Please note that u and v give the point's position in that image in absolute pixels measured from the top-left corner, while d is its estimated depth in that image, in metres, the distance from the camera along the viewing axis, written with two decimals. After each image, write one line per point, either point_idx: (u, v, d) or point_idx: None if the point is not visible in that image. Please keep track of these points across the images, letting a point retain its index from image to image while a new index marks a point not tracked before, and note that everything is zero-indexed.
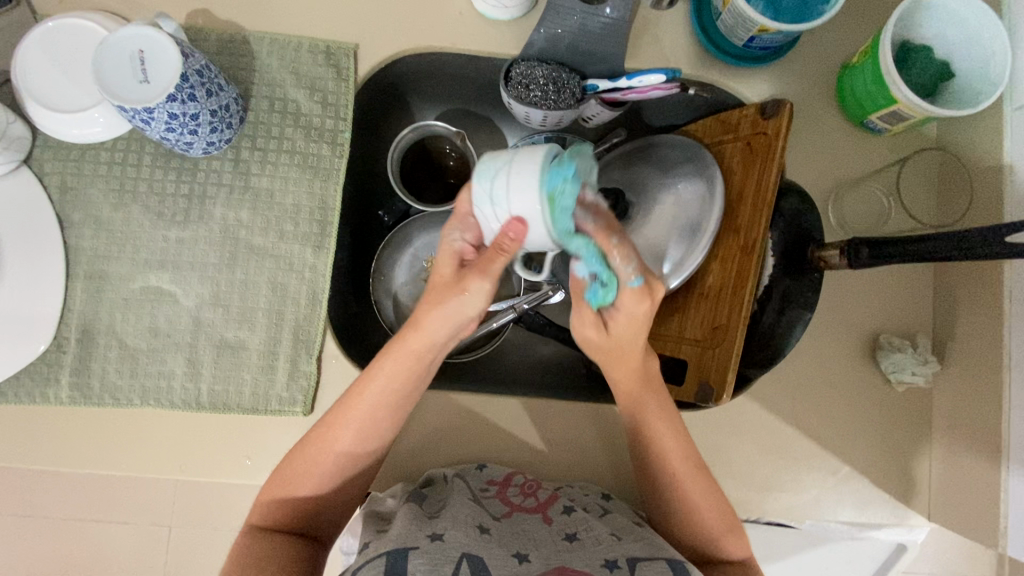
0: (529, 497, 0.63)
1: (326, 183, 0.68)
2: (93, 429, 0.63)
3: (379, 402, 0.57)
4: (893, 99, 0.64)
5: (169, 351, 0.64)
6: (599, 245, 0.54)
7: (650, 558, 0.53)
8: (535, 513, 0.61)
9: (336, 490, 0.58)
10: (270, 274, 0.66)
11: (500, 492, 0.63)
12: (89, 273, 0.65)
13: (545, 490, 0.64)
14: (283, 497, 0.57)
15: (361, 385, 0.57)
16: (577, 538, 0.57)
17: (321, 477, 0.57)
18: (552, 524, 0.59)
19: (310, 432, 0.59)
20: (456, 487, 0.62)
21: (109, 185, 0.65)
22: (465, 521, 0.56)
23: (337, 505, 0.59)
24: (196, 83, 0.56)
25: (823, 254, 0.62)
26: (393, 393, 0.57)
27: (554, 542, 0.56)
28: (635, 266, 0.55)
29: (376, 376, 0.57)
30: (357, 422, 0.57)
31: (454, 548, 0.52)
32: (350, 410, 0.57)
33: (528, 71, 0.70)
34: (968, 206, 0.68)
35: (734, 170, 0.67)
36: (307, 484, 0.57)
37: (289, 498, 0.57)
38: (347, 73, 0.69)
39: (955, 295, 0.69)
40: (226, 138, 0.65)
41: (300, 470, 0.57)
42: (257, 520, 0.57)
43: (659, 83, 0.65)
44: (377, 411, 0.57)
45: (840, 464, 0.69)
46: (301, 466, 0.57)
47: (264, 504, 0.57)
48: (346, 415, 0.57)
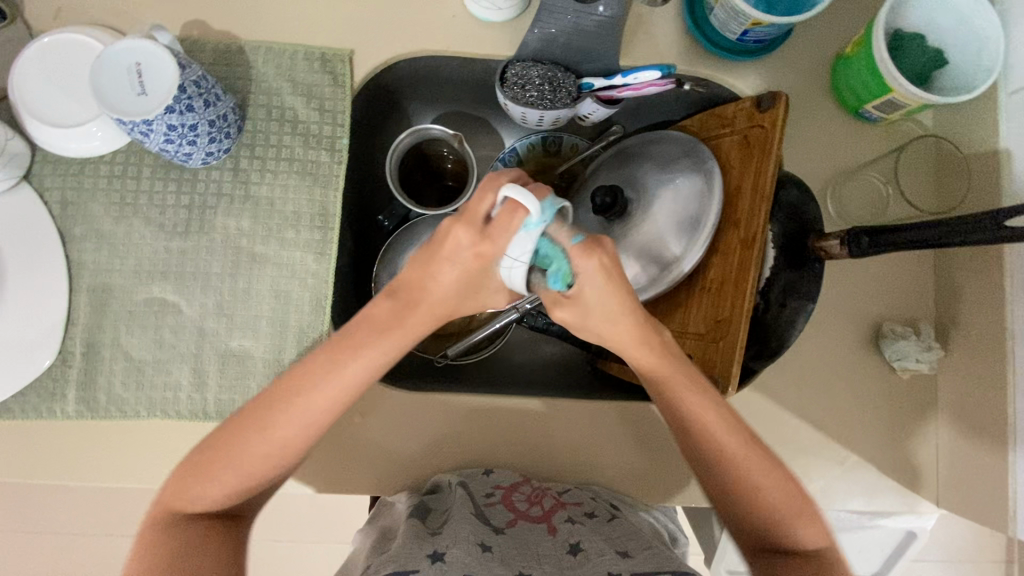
0: (535, 505, 0.64)
1: (326, 190, 0.68)
2: (102, 441, 0.63)
3: (322, 411, 0.51)
4: (888, 87, 0.65)
5: (175, 361, 0.64)
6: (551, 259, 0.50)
7: (654, 572, 0.53)
8: (539, 523, 0.62)
9: (263, 487, 0.53)
10: (272, 281, 0.66)
11: (504, 498, 0.64)
12: (93, 287, 0.65)
13: (550, 497, 0.65)
14: (197, 498, 0.50)
15: (307, 383, 0.50)
16: (581, 551, 0.57)
17: (256, 477, 0.51)
18: (556, 536, 0.60)
19: (228, 422, 0.51)
20: (460, 499, 0.62)
21: (110, 198, 0.65)
22: (466, 539, 0.56)
23: (269, 488, 0.54)
24: (194, 93, 0.57)
25: (823, 244, 0.62)
26: (368, 378, 0.52)
27: (559, 558, 0.57)
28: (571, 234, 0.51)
29: (362, 350, 0.51)
30: (325, 400, 0.50)
31: (455, 568, 0.52)
32: (288, 410, 0.50)
33: (524, 72, 0.70)
34: (965, 194, 0.68)
35: (732, 163, 0.69)
36: (232, 481, 0.51)
37: (203, 495, 0.50)
38: (344, 79, 0.69)
39: (956, 280, 0.69)
40: (225, 148, 0.66)
41: (221, 463, 0.50)
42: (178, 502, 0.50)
43: (654, 79, 0.65)
44: (324, 412, 0.51)
45: (848, 454, 0.70)
46: (223, 455, 0.50)
47: (167, 508, 0.50)
48: (317, 386, 0.50)
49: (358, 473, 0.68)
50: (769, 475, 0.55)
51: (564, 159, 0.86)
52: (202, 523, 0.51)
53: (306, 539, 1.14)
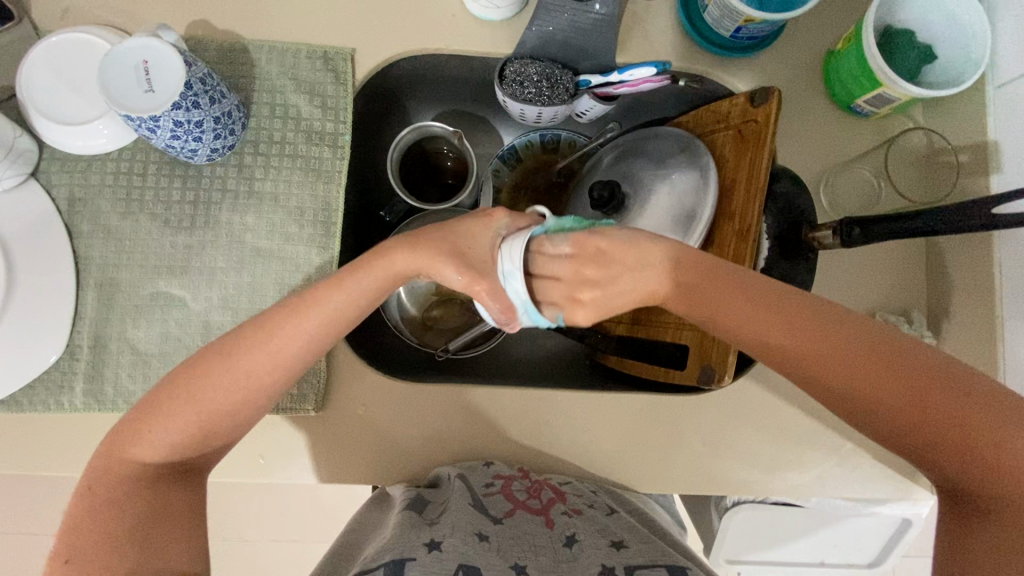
0: (534, 497, 0.64)
1: (328, 185, 0.69)
2: (110, 432, 0.64)
3: (272, 361, 0.52)
4: (878, 82, 0.66)
5: (181, 354, 0.65)
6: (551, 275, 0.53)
7: (650, 564, 0.56)
8: (538, 514, 0.63)
9: (218, 438, 0.54)
10: (276, 275, 0.67)
11: (504, 487, 0.64)
12: (101, 282, 0.66)
13: (547, 491, 0.65)
14: (149, 450, 0.51)
15: (269, 327, 0.51)
16: (577, 543, 0.59)
17: (207, 428, 0.52)
18: (553, 530, 0.61)
19: (176, 374, 0.52)
20: (459, 489, 0.62)
21: (116, 194, 0.67)
22: (464, 527, 0.58)
23: (227, 441, 0.55)
24: (200, 90, 0.59)
25: (817, 235, 0.64)
26: (338, 319, 0.53)
27: (555, 551, 0.57)
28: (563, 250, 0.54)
29: (335, 292, 0.52)
30: (292, 339, 0.52)
31: (451, 559, 0.53)
32: (255, 348, 0.51)
33: (522, 69, 0.72)
34: (954, 183, 0.69)
35: (726, 158, 0.71)
36: (188, 423, 0.52)
37: (153, 447, 0.51)
38: (345, 76, 0.71)
39: (948, 271, 0.71)
40: (230, 144, 0.67)
41: (172, 411, 0.51)
42: (142, 446, 0.51)
43: (650, 76, 0.68)
44: (274, 363, 0.52)
45: (844, 442, 0.71)
46: (174, 406, 0.51)
47: (117, 464, 0.51)
48: (286, 324, 0.52)
49: (362, 464, 0.69)
50: (977, 420, 0.42)
51: (563, 155, 0.89)
52: (155, 476, 0.51)
53: (309, 535, 1.15)
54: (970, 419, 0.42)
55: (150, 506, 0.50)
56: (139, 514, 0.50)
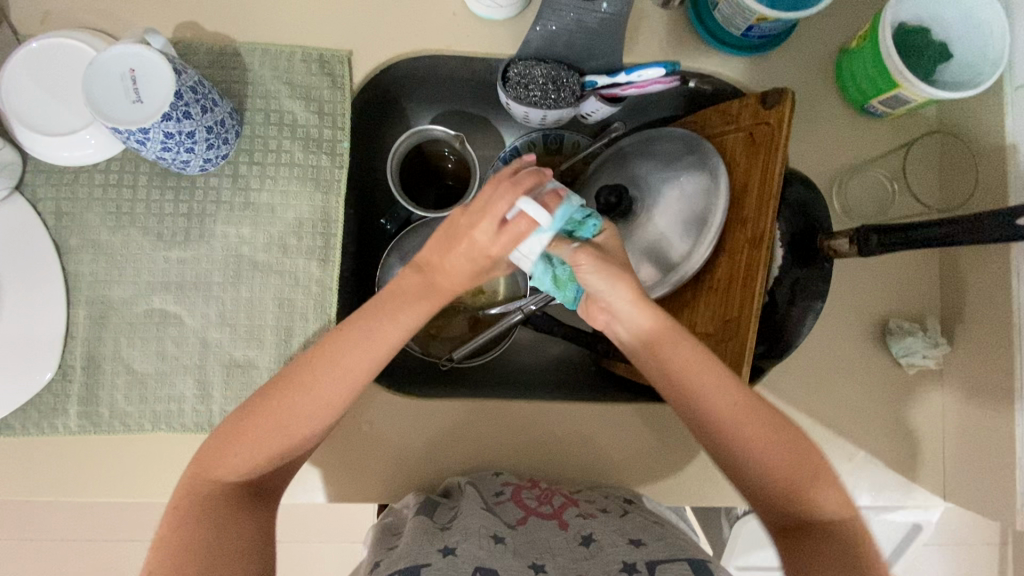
0: (545, 503, 0.63)
1: (327, 195, 0.66)
2: (106, 455, 0.62)
3: (343, 381, 0.51)
4: (893, 83, 0.64)
5: (178, 373, 0.63)
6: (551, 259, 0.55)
7: (671, 560, 0.54)
8: (550, 519, 0.61)
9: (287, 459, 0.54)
10: (275, 290, 0.65)
11: (514, 495, 0.63)
12: (91, 300, 0.63)
13: (558, 496, 0.64)
14: (228, 471, 0.51)
15: (338, 351, 0.51)
16: (594, 542, 0.57)
17: (282, 451, 0.52)
18: (568, 530, 0.59)
19: (246, 408, 0.52)
20: (469, 495, 0.62)
21: (106, 208, 0.64)
22: (477, 532, 0.56)
23: (297, 458, 0.55)
24: (191, 100, 0.56)
25: (832, 243, 0.62)
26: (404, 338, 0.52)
27: (571, 550, 0.56)
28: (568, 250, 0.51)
29: (397, 303, 0.51)
30: (363, 361, 0.51)
31: (466, 562, 0.52)
32: (328, 370, 0.51)
33: (526, 71, 0.69)
34: (971, 190, 0.67)
35: (737, 161, 0.69)
36: (266, 447, 0.51)
37: (232, 470, 0.52)
38: (343, 80, 0.68)
39: (960, 276, 0.70)
40: (223, 154, 0.64)
41: (248, 442, 0.51)
42: (224, 472, 0.51)
43: (658, 76, 0.66)
44: (345, 385, 0.51)
45: (856, 450, 0.70)
46: (253, 433, 0.51)
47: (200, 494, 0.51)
48: (351, 344, 0.51)
49: (366, 480, 0.67)
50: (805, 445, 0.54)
51: (567, 156, 0.87)
52: (237, 496, 0.52)
53: (313, 540, 1.14)
54: (821, 471, 0.54)
55: (237, 532, 0.50)
56: (227, 548, 0.49)
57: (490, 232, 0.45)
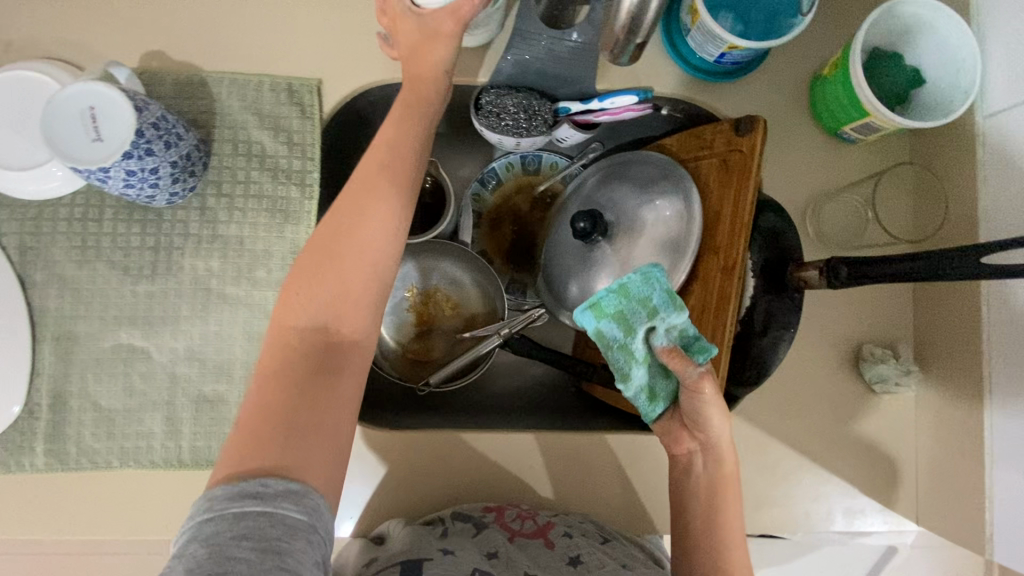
0: (528, 522, 0.64)
1: (296, 226, 0.66)
2: (73, 493, 0.62)
3: (384, 221, 0.50)
4: (865, 111, 0.64)
5: (146, 410, 0.62)
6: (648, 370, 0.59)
7: None
8: (536, 537, 0.62)
9: (354, 311, 0.49)
10: (245, 323, 0.64)
11: (497, 517, 0.64)
12: (58, 335, 0.63)
13: (541, 515, 0.66)
14: (297, 318, 0.48)
15: (372, 184, 0.50)
16: (582, 562, 0.58)
17: (347, 293, 0.49)
18: (554, 549, 0.60)
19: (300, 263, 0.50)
20: (462, 516, 0.65)
21: (71, 242, 0.63)
22: (473, 547, 0.59)
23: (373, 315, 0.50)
24: (153, 136, 0.55)
25: (803, 274, 0.62)
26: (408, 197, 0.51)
27: (559, 568, 0.58)
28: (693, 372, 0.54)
29: (391, 156, 0.52)
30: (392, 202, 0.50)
31: (465, 564, 0.56)
32: (368, 210, 0.50)
33: (498, 99, 0.68)
34: (943, 221, 0.67)
35: (710, 187, 0.69)
36: (324, 296, 0.48)
37: (299, 317, 0.48)
38: (311, 110, 0.67)
39: (933, 303, 0.69)
40: (190, 187, 0.63)
41: (308, 291, 0.49)
42: (296, 322, 0.49)
43: (632, 104, 0.66)
44: (388, 224, 0.50)
45: (830, 475, 0.70)
46: (312, 282, 0.49)
47: (274, 350, 0.48)
48: (376, 186, 0.50)
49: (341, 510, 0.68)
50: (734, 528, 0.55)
51: (544, 177, 0.86)
52: (305, 349, 0.48)
53: None
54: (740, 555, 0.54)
55: (311, 384, 0.47)
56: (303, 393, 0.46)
57: (416, 28, 0.56)
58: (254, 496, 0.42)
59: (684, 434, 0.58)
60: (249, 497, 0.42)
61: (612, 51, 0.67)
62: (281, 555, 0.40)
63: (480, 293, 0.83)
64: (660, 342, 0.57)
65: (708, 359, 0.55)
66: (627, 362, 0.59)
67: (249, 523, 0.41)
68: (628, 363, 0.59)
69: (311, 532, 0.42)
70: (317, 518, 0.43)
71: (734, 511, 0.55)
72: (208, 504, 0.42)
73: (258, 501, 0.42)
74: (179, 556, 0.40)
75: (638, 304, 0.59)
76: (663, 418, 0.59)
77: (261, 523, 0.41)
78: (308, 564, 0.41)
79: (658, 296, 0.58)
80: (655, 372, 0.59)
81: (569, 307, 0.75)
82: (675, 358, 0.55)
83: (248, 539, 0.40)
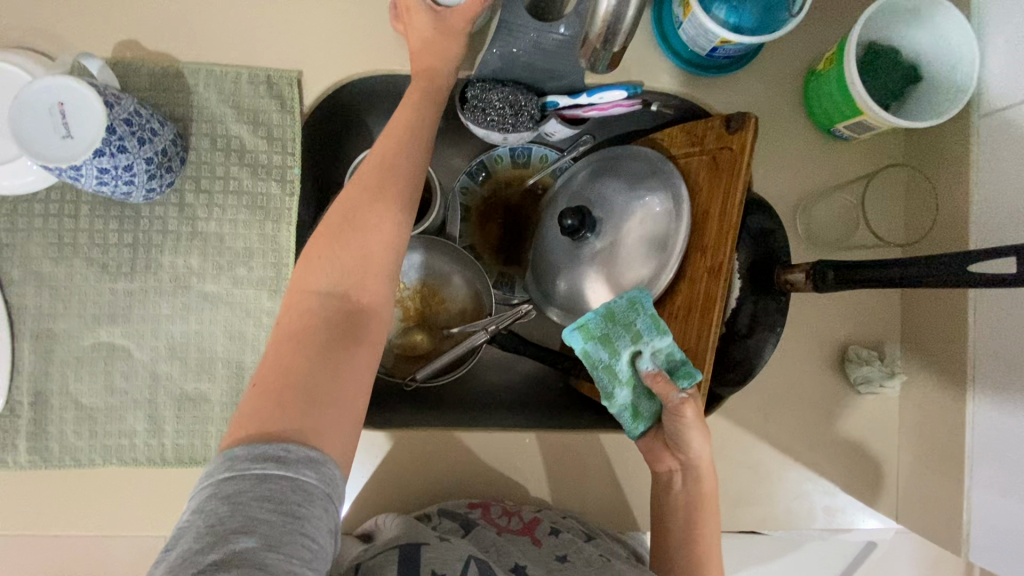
0: (514, 518, 0.65)
1: (277, 224, 0.65)
2: (55, 490, 0.62)
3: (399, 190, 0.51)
4: (858, 110, 0.63)
5: (128, 407, 0.62)
6: (634, 392, 0.61)
7: None
8: (523, 534, 0.63)
9: (371, 279, 0.48)
10: (226, 321, 0.64)
11: (483, 513, 0.65)
12: (36, 333, 0.62)
13: (528, 511, 0.66)
14: (319, 284, 0.47)
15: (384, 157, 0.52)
16: (568, 559, 0.58)
17: (367, 259, 0.48)
18: (542, 545, 0.61)
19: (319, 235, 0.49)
20: (450, 511, 0.65)
21: (47, 239, 0.62)
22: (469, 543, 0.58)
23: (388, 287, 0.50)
24: (125, 133, 0.54)
25: (788, 276, 0.61)
26: (413, 178, 0.53)
27: (546, 563, 0.58)
28: (678, 399, 0.56)
29: (404, 140, 0.54)
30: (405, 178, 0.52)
31: (461, 549, 0.54)
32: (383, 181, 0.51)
33: (483, 94, 0.67)
34: (933, 223, 0.66)
35: (700, 185, 0.67)
36: (342, 264, 0.48)
37: (321, 283, 0.47)
38: (292, 103, 0.65)
39: (920, 304, 0.69)
40: (168, 183, 0.62)
41: (329, 258, 0.48)
42: (315, 288, 0.47)
43: (620, 100, 0.65)
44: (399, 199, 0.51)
45: (813, 474, 0.71)
46: (330, 251, 0.48)
47: (293, 313, 0.46)
48: (388, 162, 0.52)
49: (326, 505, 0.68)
50: (710, 539, 0.58)
51: (534, 170, 0.85)
52: (325, 313, 0.46)
53: None
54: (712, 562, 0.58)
55: (333, 349, 0.45)
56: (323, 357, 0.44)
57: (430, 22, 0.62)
58: (275, 459, 0.39)
59: (664, 453, 0.60)
60: (271, 459, 0.39)
61: (590, 58, 0.65)
62: (301, 520, 0.38)
63: (467, 287, 0.83)
64: (645, 366, 0.59)
65: (692, 385, 0.56)
66: (614, 384, 0.61)
67: (271, 485, 0.39)
68: (613, 384, 0.61)
69: (329, 501, 0.40)
70: (334, 487, 0.41)
71: (713, 523, 0.59)
72: (227, 462, 0.39)
73: (280, 465, 0.39)
74: (196, 512, 0.38)
75: (623, 329, 0.60)
76: (646, 435, 0.61)
77: (282, 487, 0.39)
78: (325, 532, 0.39)
79: (642, 321, 0.60)
80: (640, 393, 0.61)
81: (558, 304, 0.75)
82: (659, 384, 0.56)
83: (269, 500, 0.38)
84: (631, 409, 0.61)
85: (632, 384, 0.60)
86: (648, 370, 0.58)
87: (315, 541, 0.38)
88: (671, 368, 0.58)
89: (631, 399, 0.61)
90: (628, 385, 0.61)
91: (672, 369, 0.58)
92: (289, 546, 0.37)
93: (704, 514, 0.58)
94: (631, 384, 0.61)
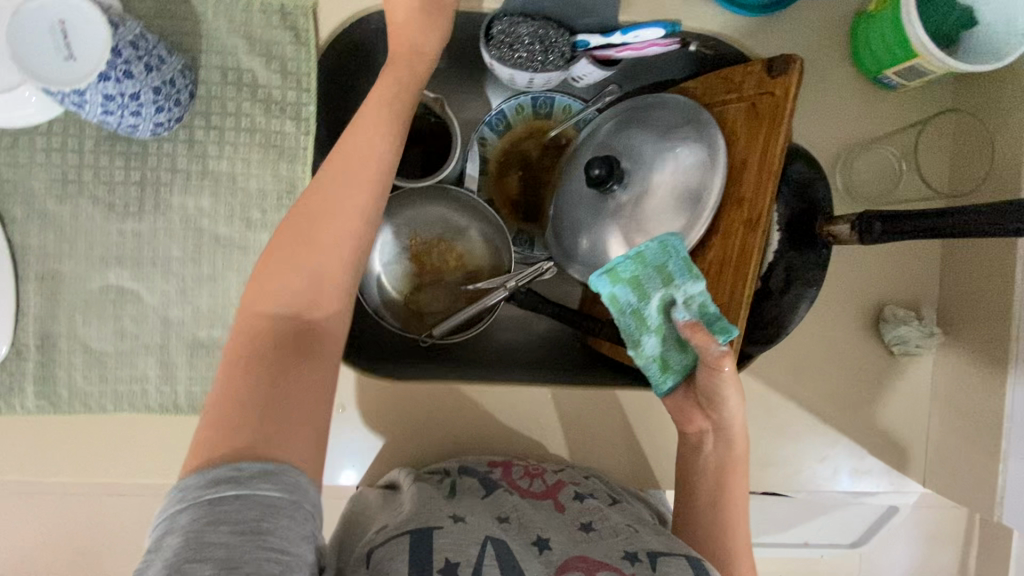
0: (535, 479, 0.63)
1: (293, 165, 0.61)
2: (64, 437, 0.60)
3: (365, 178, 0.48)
4: (912, 52, 0.58)
5: (139, 353, 0.60)
6: (663, 341, 0.58)
7: (671, 553, 0.51)
8: (545, 498, 0.60)
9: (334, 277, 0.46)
10: (239, 266, 0.61)
11: (504, 474, 0.63)
12: (42, 275, 0.59)
13: (550, 474, 0.64)
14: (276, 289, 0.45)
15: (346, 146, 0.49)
16: (594, 529, 0.54)
17: (329, 256, 0.46)
18: (565, 512, 0.57)
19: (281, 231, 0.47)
20: (469, 470, 0.63)
21: (51, 175, 0.59)
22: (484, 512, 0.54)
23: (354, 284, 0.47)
24: (132, 56, 0.50)
25: (832, 228, 0.58)
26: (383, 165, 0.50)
27: (570, 530, 0.54)
28: (717, 351, 0.53)
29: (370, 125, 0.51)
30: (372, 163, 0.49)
31: (478, 530, 0.50)
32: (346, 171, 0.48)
33: (511, 29, 0.63)
34: (984, 177, 0.62)
35: (737, 133, 0.64)
36: (300, 265, 0.46)
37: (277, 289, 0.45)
38: (307, 35, 0.61)
39: (963, 263, 0.66)
40: (177, 117, 0.58)
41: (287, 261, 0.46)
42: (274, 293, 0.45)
43: (657, 38, 0.60)
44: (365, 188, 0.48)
45: (840, 436, 0.69)
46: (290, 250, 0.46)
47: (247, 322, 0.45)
48: (353, 150, 0.49)
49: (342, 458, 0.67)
50: (738, 502, 0.57)
51: (556, 121, 0.81)
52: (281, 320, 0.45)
53: None
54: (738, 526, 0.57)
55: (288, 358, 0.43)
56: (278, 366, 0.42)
57: None
58: (227, 481, 0.37)
59: (697, 414, 0.58)
60: (224, 482, 0.37)
61: None
62: (263, 535, 0.35)
63: (485, 243, 0.78)
64: (679, 315, 0.56)
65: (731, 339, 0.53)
66: (641, 330, 0.59)
67: (225, 508, 0.36)
68: (641, 330, 0.59)
69: (296, 508, 0.37)
70: (302, 494, 0.38)
71: (743, 485, 0.58)
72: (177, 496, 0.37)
73: (233, 486, 0.37)
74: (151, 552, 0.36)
75: (655, 272, 0.57)
76: (674, 391, 0.59)
77: (239, 507, 0.36)
78: (298, 539, 0.37)
79: (678, 264, 0.57)
80: (670, 343, 0.58)
81: (581, 260, 0.70)
82: (697, 335, 0.53)
83: (224, 522, 0.35)
84: (659, 359, 0.59)
85: (661, 332, 0.58)
86: (683, 321, 0.55)
87: (286, 552, 0.36)
88: (708, 320, 0.55)
89: (659, 349, 0.58)
90: (657, 333, 0.58)
91: (710, 321, 0.55)
92: (251, 565, 0.34)
93: (733, 476, 0.57)
94: (660, 331, 0.58)
